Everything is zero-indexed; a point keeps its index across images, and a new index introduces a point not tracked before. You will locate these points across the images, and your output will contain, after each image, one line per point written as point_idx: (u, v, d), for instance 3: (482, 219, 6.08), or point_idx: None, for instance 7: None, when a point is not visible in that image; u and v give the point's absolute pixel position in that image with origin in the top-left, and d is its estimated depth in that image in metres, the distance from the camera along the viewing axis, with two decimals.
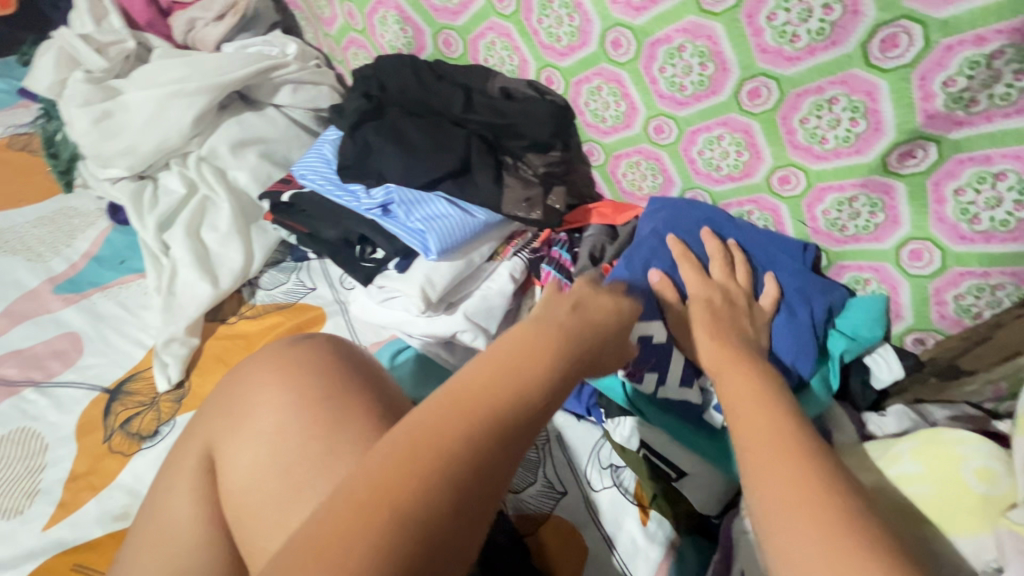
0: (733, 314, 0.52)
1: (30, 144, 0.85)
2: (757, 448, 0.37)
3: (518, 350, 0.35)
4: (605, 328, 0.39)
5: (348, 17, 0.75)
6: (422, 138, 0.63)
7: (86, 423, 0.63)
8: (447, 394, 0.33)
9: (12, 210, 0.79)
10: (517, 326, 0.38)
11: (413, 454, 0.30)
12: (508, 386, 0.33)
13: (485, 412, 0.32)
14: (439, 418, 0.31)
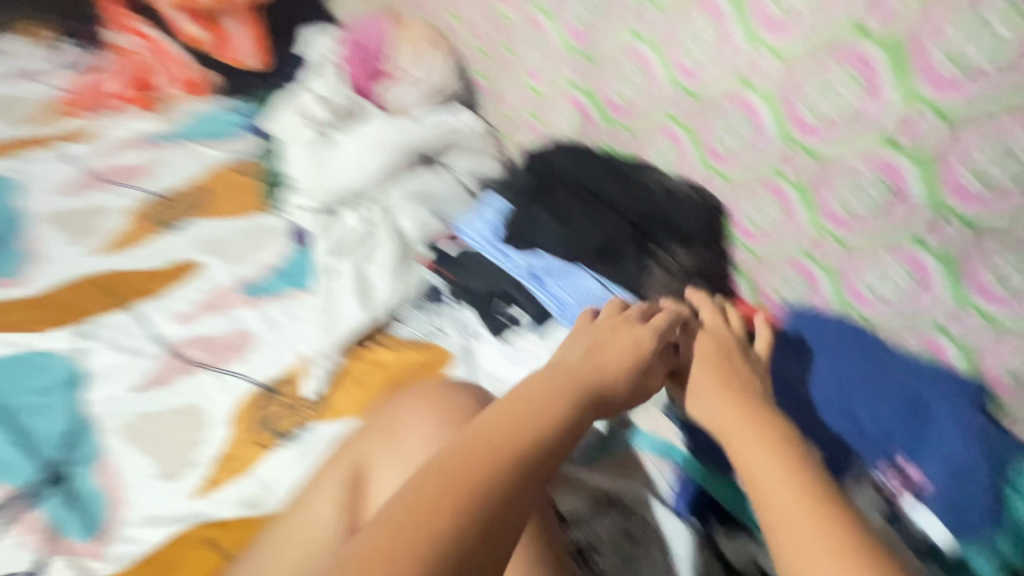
0: (739, 361, 0.59)
1: (243, 167, 1.02)
2: (770, 497, 0.45)
3: (524, 412, 0.45)
4: (610, 378, 0.52)
5: (530, 101, 0.81)
6: (582, 222, 0.72)
7: (241, 411, 0.71)
8: (478, 431, 0.43)
9: (221, 218, 0.94)
10: (523, 392, 0.47)
11: (458, 478, 0.39)
12: (530, 427, 0.44)
13: (499, 454, 0.41)
14: (477, 449, 0.41)
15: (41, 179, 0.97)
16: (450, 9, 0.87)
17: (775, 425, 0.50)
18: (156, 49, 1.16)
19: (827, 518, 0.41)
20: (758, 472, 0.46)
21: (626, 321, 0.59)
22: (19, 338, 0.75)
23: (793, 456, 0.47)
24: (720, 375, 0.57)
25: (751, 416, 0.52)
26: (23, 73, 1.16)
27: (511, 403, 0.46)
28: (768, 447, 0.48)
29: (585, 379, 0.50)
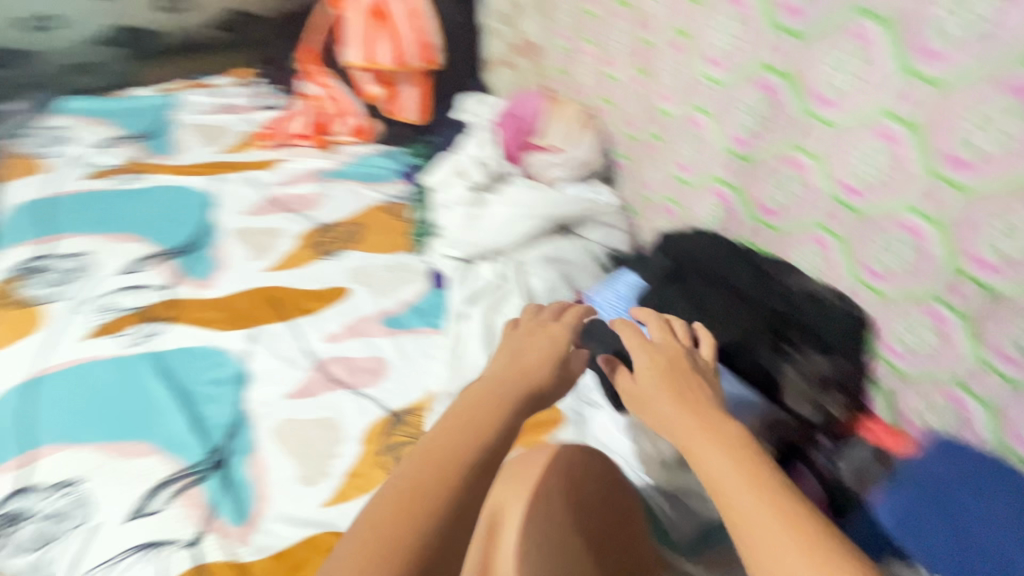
0: (691, 371, 0.56)
1: (395, 210, 1.15)
2: (719, 494, 0.42)
3: (461, 423, 0.49)
4: (533, 381, 0.56)
5: (675, 189, 0.86)
6: (717, 311, 0.73)
7: (371, 433, 0.78)
8: (425, 446, 0.47)
9: (371, 252, 1.05)
10: (457, 407, 0.52)
11: (411, 495, 0.43)
12: (472, 434, 0.48)
13: (446, 460, 0.46)
14: (427, 466, 0.45)
15: (230, 197, 1.13)
16: (607, 95, 0.94)
17: (717, 418, 0.49)
18: (332, 96, 1.30)
19: (762, 501, 0.40)
20: (703, 467, 0.45)
21: (539, 325, 0.66)
22: (200, 333, 0.88)
23: (744, 451, 0.45)
24: (666, 380, 0.55)
25: (696, 413, 0.50)
26: (226, 105, 1.38)
27: (456, 413, 0.51)
28: (705, 440, 0.47)
29: (509, 385, 0.55)
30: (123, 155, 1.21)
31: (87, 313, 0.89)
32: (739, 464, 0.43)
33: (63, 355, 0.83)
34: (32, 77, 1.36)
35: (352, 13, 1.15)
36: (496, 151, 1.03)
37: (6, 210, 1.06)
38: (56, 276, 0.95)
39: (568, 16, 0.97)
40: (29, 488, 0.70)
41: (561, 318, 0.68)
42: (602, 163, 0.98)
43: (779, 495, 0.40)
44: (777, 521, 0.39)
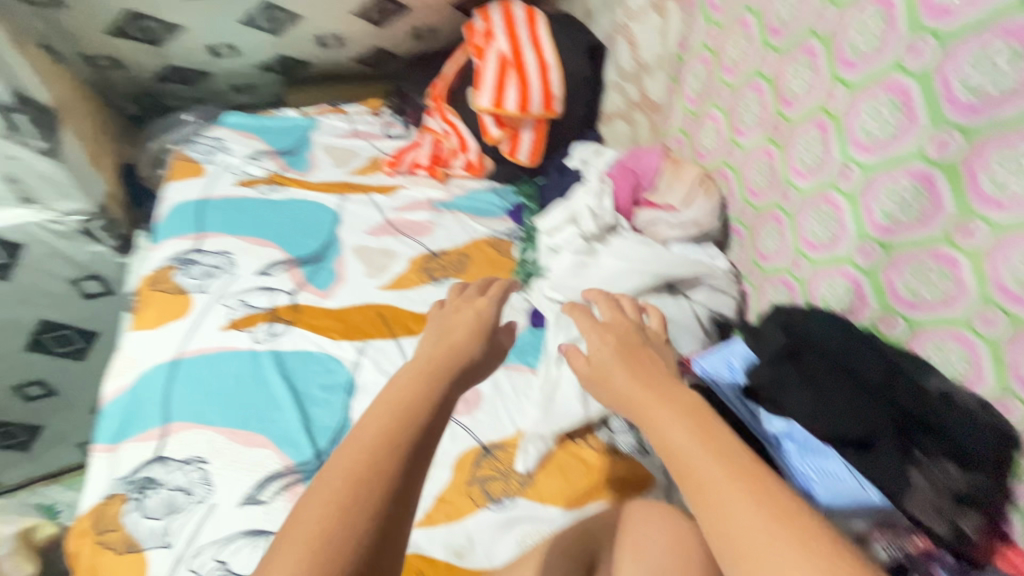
0: (639, 348, 0.63)
1: (500, 246, 1.20)
2: (669, 446, 0.49)
3: (407, 402, 0.54)
4: (468, 351, 0.64)
5: (793, 263, 0.84)
6: (841, 401, 0.68)
7: (462, 461, 0.81)
8: (383, 405, 0.54)
9: (475, 283, 1.09)
10: (405, 387, 0.56)
11: (368, 446, 0.50)
12: (421, 396, 0.55)
13: (389, 438, 0.50)
14: (386, 422, 0.52)
15: (354, 216, 1.23)
16: (729, 159, 0.94)
17: (659, 385, 0.56)
18: (451, 133, 1.37)
19: (711, 450, 0.46)
20: (658, 425, 0.51)
21: (469, 305, 0.72)
22: (318, 339, 0.96)
23: (687, 413, 0.51)
24: (619, 353, 0.62)
25: (647, 384, 0.56)
26: (356, 131, 1.51)
27: (410, 378, 0.58)
28: (658, 403, 0.53)
29: (453, 356, 0.62)
30: (269, 168, 1.35)
31: (226, 306, 1.00)
32: (681, 424, 0.50)
33: (203, 342, 0.93)
34: (200, 91, 1.49)
35: (486, 61, 1.20)
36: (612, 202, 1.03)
37: (169, 206, 1.22)
38: (202, 270, 1.06)
39: (696, 80, 0.98)
40: (164, 458, 0.79)
41: (487, 293, 0.76)
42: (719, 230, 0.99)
43: (718, 442, 0.47)
44: (719, 464, 0.45)
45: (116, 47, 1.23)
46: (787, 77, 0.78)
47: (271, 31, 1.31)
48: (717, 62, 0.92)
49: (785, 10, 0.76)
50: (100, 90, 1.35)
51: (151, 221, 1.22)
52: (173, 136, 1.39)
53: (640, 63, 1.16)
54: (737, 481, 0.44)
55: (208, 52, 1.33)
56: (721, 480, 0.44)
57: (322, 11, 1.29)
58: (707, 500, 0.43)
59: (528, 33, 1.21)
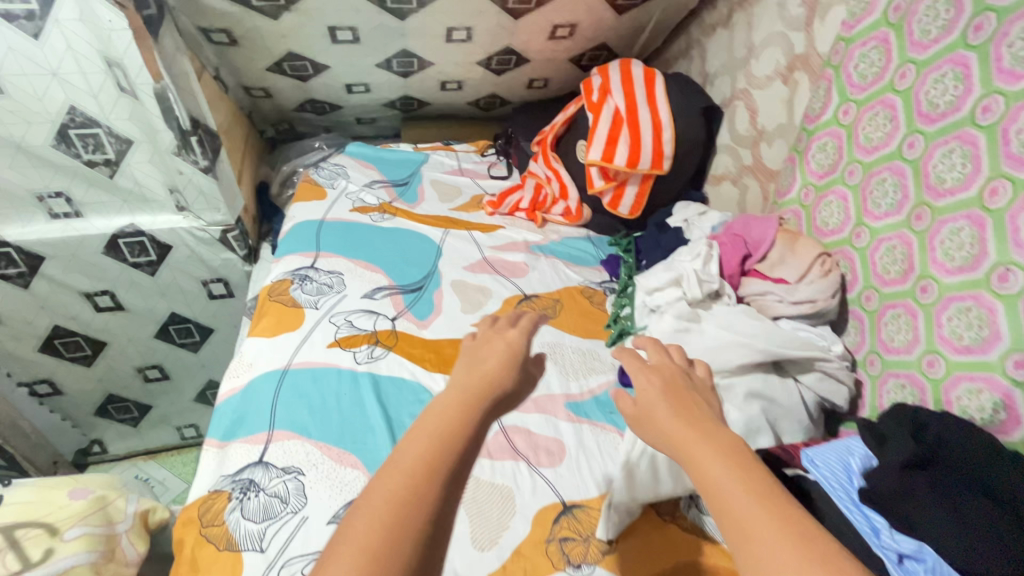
0: (687, 389, 0.58)
1: (593, 296, 1.20)
2: (711, 488, 0.47)
3: (443, 429, 0.52)
4: (502, 381, 0.59)
5: (923, 359, 0.76)
6: (987, 527, 0.59)
7: (542, 516, 0.80)
8: (421, 429, 0.53)
9: (566, 332, 1.10)
10: (441, 414, 0.54)
11: (408, 471, 0.49)
12: (458, 424, 0.53)
13: (428, 464, 0.49)
14: (425, 448, 0.51)
15: (454, 250, 1.28)
16: (853, 239, 0.90)
17: (704, 424, 0.53)
18: (553, 178, 1.40)
19: (756, 498, 0.45)
20: (701, 466, 0.49)
21: (500, 334, 0.66)
22: (412, 367, 1.00)
23: (735, 456, 0.49)
24: (665, 391, 0.57)
25: (692, 423, 0.53)
26: (462, 169, 1.59)
27: (446, 403, 0.55)
28: (703, 443, 0.50)
29: (486, 386, 0.58)
30: (381, 197, 1.45)
31: (333, 325, 1.06)
32: (728, 466, 0.48)
33: (309, 355, 1.00)
34: (330, 121, 1.65)
35: (600, 115, 1.23)
36: (718, 269, 1.01)
37: (292, 224, 1.33)
38: (315, 286, 1.15)
39: (822, 153, 0.95)
40: (267, 463, 0.84)
41: (518, 324, 0.68)
42: (836, 310, 0.93)
43: (763, 491, 0.46)
44: (766, 516, 0.43)
45: (272, 81, 1.39)
46: (935, 164, 0.74)
47: (403, 74, 1.43)
48: (850, 139, 0.89)
49: (940, 96, 0.73)
50: (249, 115, 1.52)
51: (275, 235, 1.34)
52: (303, 160, 1.54)
53: (759, 129, 1.14)
54: (785, 535, 0.42)
55: (344, 89, 1.47)
56: (764, 531, 0.43)
57: (451, 59, 1.39)
58: (745, 546, 0.43)
59: (644, 91, 1.23)
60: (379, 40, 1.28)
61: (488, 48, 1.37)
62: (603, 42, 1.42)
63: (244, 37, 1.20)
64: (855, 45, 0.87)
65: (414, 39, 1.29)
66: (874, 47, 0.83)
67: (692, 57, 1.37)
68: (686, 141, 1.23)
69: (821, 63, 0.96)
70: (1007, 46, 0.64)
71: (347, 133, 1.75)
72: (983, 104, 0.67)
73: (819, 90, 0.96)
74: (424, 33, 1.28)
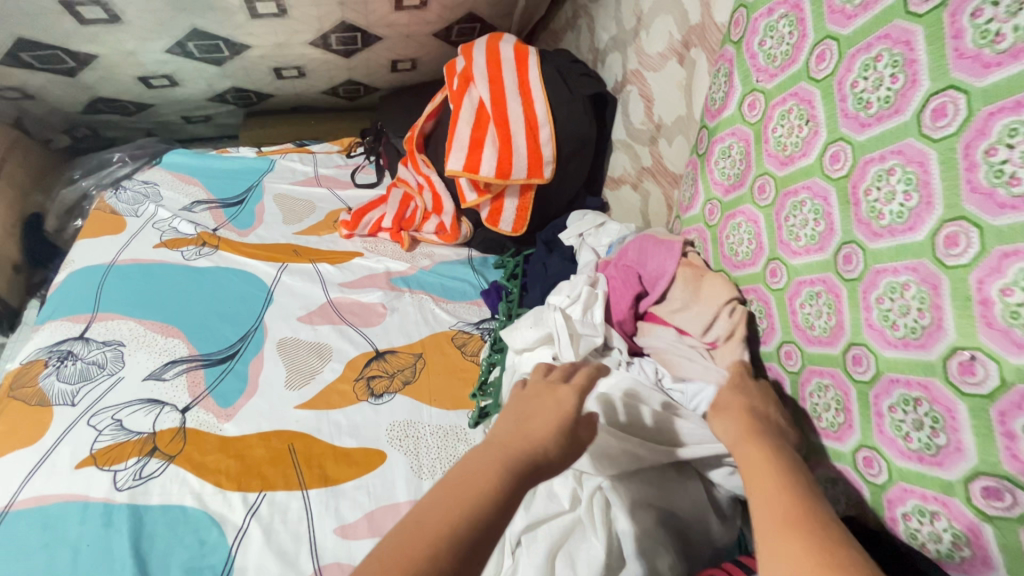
0: (763, 407, 0.59)
1: (467, 345, 0.94)
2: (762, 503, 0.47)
3: (481, 465, 0.47)
4: (543, 443, 0.51)
5: (858, 454, 0.56)
6: None
7: None
8: (466, 465, 0.48)
9: (424, 404, 0.84)
10: (485, 451, 0.49)
11: (423, 533, 0.41)
12: (487, 480, 0.46)
13: (465, 501, 0.44)
14: (450, 501, 0.44)
15: (290, 293, 0.99)
16: (768, 277, 0.67)
17: (767, 450, 0.52)
18: (423, 187, 1.12)
19: (808, 533, 0.42)
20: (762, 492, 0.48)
21: (547, 387, 0.58)
22: (198, 485, 0.72)
23: (797, 488, 0.47)
24: (742, 404, 0.60)
25: (760, 446, 0.53)
26: (317, 176, 1.28)
27: (479, 457, 0.49)
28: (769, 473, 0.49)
29: (532, 442, 0.50)
30: (203, 224, 1.12)
31: (92, 429, 0.77)
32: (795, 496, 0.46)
33: (45, 486, 0.70)
34: (143, 122, 1.28)
35: (460, 110, 0.96)
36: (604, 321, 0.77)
37: (68, 272, 1.00)
38: (78, 369, 0.84)
39: (725, 160, 0.72)
40: None
41: (570, 380, 0.60)
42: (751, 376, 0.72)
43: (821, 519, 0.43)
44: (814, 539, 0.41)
45: (23, 78, 1.03)
46: (867, 189, 0.52)
47: (212, 62, 1.10)
48: (758, 143, 0.66)
49: (872, 91, 0.50)
50: (15, 122, 1.14)
51: (46, 289, 1.01)
52: (98, 178, 1.18)
53: (656, 122, 0.90)
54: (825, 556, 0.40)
55: (140, 83, 1.12)
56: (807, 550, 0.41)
57: (272, 39, 1.08)
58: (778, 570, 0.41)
59: (515, 78, 0.97)
60: (155, 15, 0.96)
61: (318, 24, 1.07)
62: (470, 11, 1.15)
63: None
64: (759, 14, 0.63)
65: (206, 13, 0.98)
66: (783, 16, 0.60)
67: (580, 28, 1.10)
68: (572, 138, 0.97)
69: (719, 37, 0.72)
70: (969, 14, 0.42)
71: (176, 135, 1.38)
72: (932, 104, 0.44)
73: (719, 75, 0.72)
74: (216, 5, 0.97)
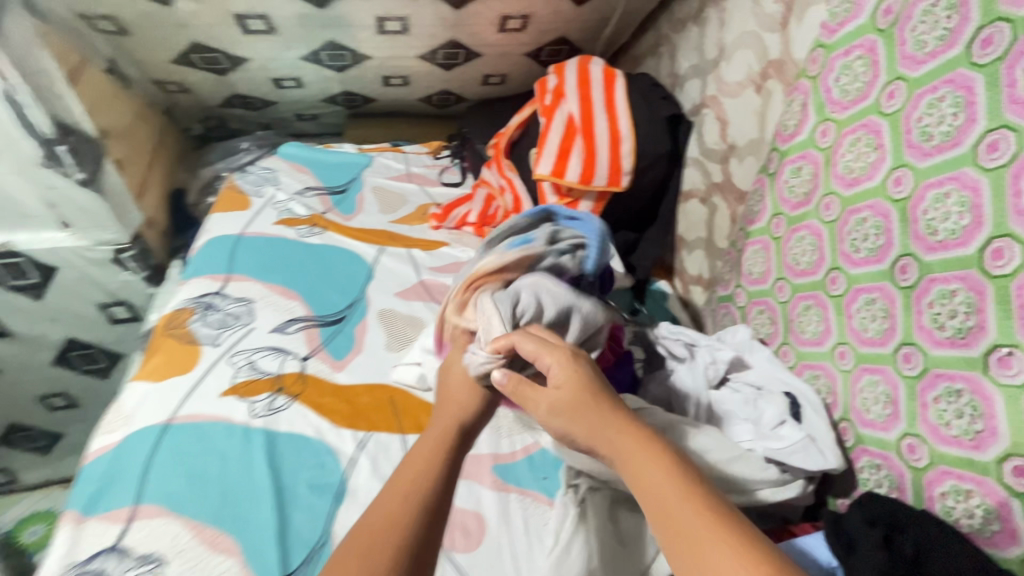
0: (598, 380, 0.58)
1: None
2: (643, 485, 0.50)
3: (414, 465, 0.55)
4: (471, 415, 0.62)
5: (902, 442, 0.64)
6: None
7: None
8: (408, 464, 0.56)
9: None
10: (420, 444, 0.58)
11: (384, 527, 0.49)
12: (377, 560, 0.46)
13: (403, 498, 0.51)
14: (400, 496, 0.52)
15: (388, 272, 1.14)
16: (827, 284, 0.76)
17: (631, 427, 0.54)
18: (505, 189, 1.25)
19: (686, 512, 0.46)
20: (644, 475, 0.50)
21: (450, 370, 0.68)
22: (317, 420, 0.86)
23: (662, 460, 0.50)
24: (579, 387, 0.57)
25: (622, 428, 0.54)
26: (409, 174, 1.43)
27: (417, 450, 0.57)
28: (637, 452, 0.52)
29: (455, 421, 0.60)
30: (313, 207, 1.29)
31: (232, 366, 0.92)
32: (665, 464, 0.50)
33: (198, 407, 0.86)
34: (263, 117, 1.47)
35: (551, 122, 1.09)
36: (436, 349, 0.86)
37: (206, 239, 1.18)
38: (218, 318, 1.00)
39: (796, 179, 0.81)
40: (123, 550, 0.70)
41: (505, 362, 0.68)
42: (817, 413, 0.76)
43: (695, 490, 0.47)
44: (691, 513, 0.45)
45: (185, 75, 1.23)
46: (925, 209, 0.60)
47: (336, 69, 1.27)
48: (827, 165, 0.75)
49: (935, 126, 0.59)
50: (166, 111, 1.34)
51: (187, 251, 1.20)
52: (228, 162, 1.37)
53: (729, 143, 1.00)
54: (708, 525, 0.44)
55: (272, 83, 1.30)
56: (694, 519, 0.45)
57: (389, 52, 1.24)
58: (688, 535, 0.44)
59: (602, 97, 1.09)
60: (301, 29, 1.14)
61: (429, 41, 1.23)
62: (562, 35, 1.28)
63: (138, 25, 1.06)
64: (836, 54, 0.72)
65: (343, 29, 1.15)
66: (858, 57, 0.69)
67: (661, 54, 1.21)
68: (648, 154, 1.08)
69: (796, 71, 0.82)
70: None
71: (288, 130, 1.57)
72: (988, 140, 0.53)
73: (793, 104, 0.81)
74: (351, 22, 1.14)
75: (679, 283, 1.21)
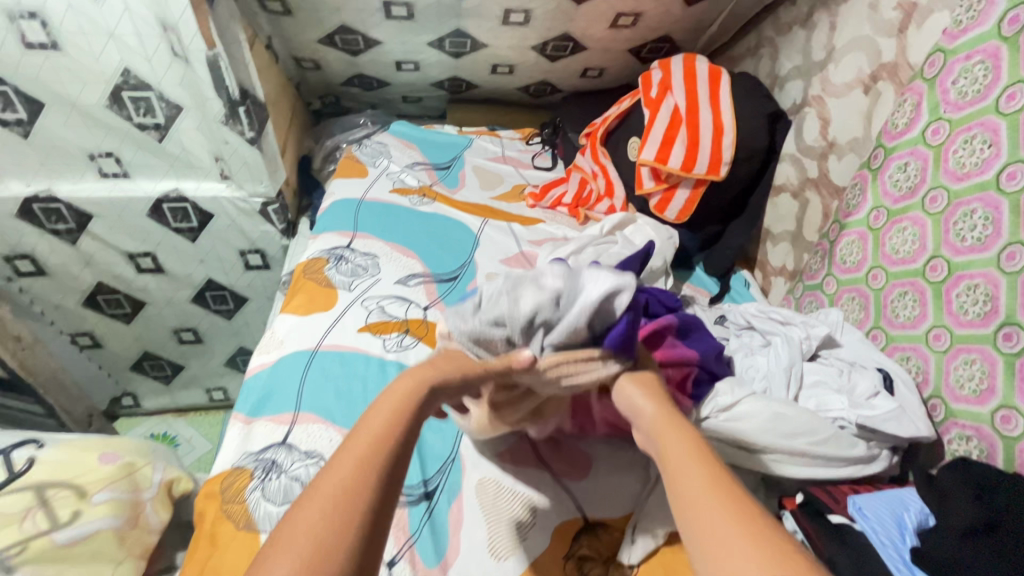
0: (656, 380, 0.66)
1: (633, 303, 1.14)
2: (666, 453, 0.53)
3: (393, 407, 0.53)
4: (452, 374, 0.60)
5: (997, 414, 0.70)
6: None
7: (562, 531, 0.78)
8: (386, 404, 0.54)
9: None
10: (397, 388, 0.56)
11: (359, 458, 0.47)
12: (355, 492, 0.44)
13: (385, 436, 0.49)
14: (385, 432, 0.50)
15: (492, 242, 1.25)
16: (927, 272, 0.82)
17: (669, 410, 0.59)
18: (599, 174, 1.34)
19: (704, 474, 0.49)
20: (671, 443, 0.54)
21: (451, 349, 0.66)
22: None
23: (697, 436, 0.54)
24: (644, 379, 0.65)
25: (663, 408, 0.59)
26: (505, 156, 1.54)
27: (391, 394, 0.55)
28: (671, 425, 0.56)
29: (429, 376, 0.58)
30: (422, 180, 1.42)
31: (365, 309, 1.05)
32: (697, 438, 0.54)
33: (339, 339, 0.99)
34: (376, 97, 1.61)
35: (657, 113, 1.17)
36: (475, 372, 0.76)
37: (332, 200, 1.32)
38: (350, 267, 1.14)
39: (901, 173, 0.87)
40: (290, 445, 0.84)
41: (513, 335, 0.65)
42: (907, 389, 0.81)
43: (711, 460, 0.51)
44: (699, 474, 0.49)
45: (322, 54, 1.37)
46: None
47: (455, 56, 1.40)
48: (937, 162, 0.81)
49: None
50: (297, 86, 1.50)
51: (315, 210, 1.35)
52: (347, 135, 1.52)
53: (829, 141, 1.06)
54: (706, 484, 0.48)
55: (394, 66, 1.44)
56: (708, 479, 0.48)
57: (505, 42, 1.36)
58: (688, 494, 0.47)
59: (706, 93, 1.17)
60: (434, 18, 1.26)
61: (544, 34, 1.33)
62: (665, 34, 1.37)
63: (298, 7, 1.21)
64: (957, 58, 0.78)
65: (470, 19, 1.27)
66: (980, 62, 0.75)
67: (762, 56, 1.28)
68: (746, 148, 1.15)
69: (911, 74, 0.88)
70: None
71: (394, 111, 1.71)
72: None
73: (905, 104, 0.87)
74: (479, 13, 1.26)
75: (760, 274, 1.27)
